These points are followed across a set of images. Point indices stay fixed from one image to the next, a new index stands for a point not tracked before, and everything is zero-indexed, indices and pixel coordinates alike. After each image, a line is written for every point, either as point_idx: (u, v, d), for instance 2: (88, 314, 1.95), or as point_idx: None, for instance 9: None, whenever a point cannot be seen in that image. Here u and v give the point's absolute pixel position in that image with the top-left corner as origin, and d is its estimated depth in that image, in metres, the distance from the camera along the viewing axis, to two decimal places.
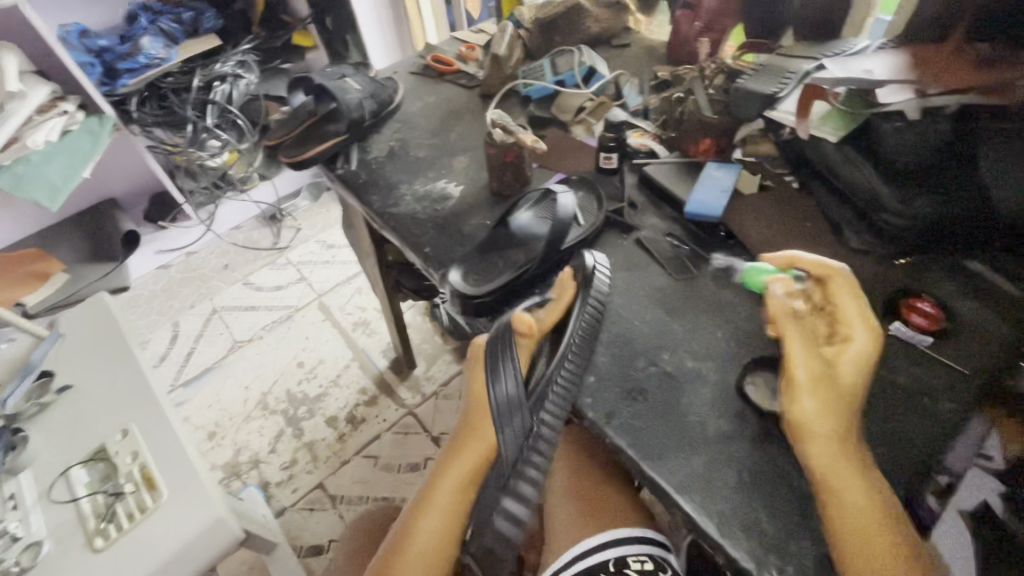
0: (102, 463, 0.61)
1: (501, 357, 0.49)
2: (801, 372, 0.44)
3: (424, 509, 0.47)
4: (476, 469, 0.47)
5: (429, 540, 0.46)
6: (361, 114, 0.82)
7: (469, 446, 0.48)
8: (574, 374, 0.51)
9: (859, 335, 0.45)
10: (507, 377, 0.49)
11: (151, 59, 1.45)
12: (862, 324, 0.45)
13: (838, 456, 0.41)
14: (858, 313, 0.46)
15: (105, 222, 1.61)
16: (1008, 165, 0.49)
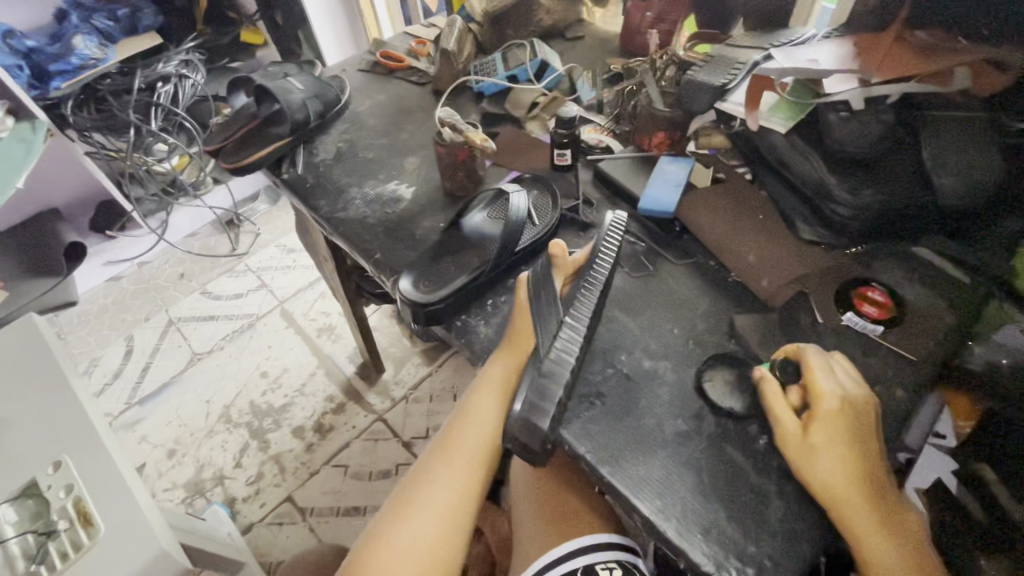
0: (33, 499, 0.58)
1: (542, 276, 0.52)
2: (790, 423, 0.44)
3: (467, 416, 0.51)
4: (498, 413, 0.51)
5: (473, 441, 0.50)
6: (306, 116, 0.78)
7: (493, 398, 0.51)
8: (600, 278, 0.50)
9: (827, 393, 0.44)
10: (547, 291, 0.51)
11: (84, 60, 1.36)
12: (831, 384, 0.44)
13: (844, 482, 0.40)
14: (824, 375, 0.45)
15: (44, 233, 1.50)
16: (948, 153, 0.51)
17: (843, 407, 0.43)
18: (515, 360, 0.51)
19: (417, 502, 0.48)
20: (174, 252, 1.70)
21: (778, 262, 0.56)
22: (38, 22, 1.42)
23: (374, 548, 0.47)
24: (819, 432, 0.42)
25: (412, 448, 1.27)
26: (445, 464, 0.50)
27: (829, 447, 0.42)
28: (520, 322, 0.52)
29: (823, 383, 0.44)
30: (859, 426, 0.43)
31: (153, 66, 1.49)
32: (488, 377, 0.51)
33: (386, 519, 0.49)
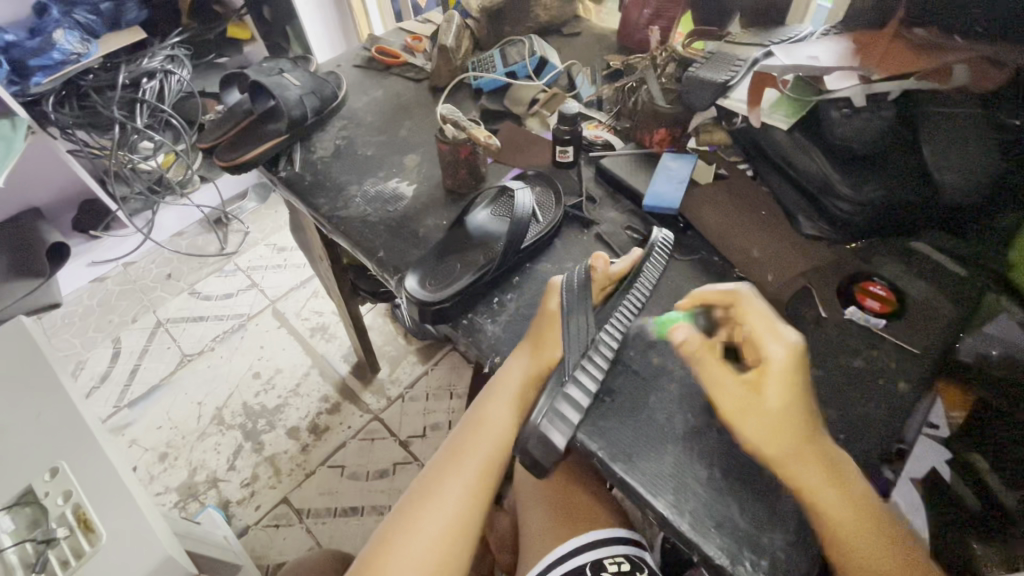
0: (30, 506, 0.56)
1: (581, 282, 0.52)
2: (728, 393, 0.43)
3: (480, 420, 0.51)
4: (514, 416, 0.51)
5: (485, 445, 0.50)
6: (302, 112, 0.76)
7: (507, 405, 0.51)
8: (633, 309, 0.54)
9: (775, 353, 0.43)
10: (581, 305, 0.51)
11: (65, 55, 1.31)
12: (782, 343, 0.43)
13: (796, 441, 0.41)
14: (772, 335, 0.44)
15: (25, 233, 1.46)
16: (948, 149, 0.51)
17: (793, 366, 0.42)
18: (533, 370, 0.51)
19: (426, 507, 0.48)
20: (161, 252, 1.67)
21: (781, 256, 0.58)
22: (12, 15, 1.34)
23: (383, 549, 0.47)
24: (775, 393, 0.42)
25: (409, 447, 1.26)
26: (456, 468, 0.50)
27: (786, 409, 0.41)
28: (548, 327, 0.51)
29: (771, 345, 0.43)
30: (805, 381, 0.42)
31: (137, 61, 1.44)
32: (504, 383, 0.51)
33: (397, 519, 0.49)
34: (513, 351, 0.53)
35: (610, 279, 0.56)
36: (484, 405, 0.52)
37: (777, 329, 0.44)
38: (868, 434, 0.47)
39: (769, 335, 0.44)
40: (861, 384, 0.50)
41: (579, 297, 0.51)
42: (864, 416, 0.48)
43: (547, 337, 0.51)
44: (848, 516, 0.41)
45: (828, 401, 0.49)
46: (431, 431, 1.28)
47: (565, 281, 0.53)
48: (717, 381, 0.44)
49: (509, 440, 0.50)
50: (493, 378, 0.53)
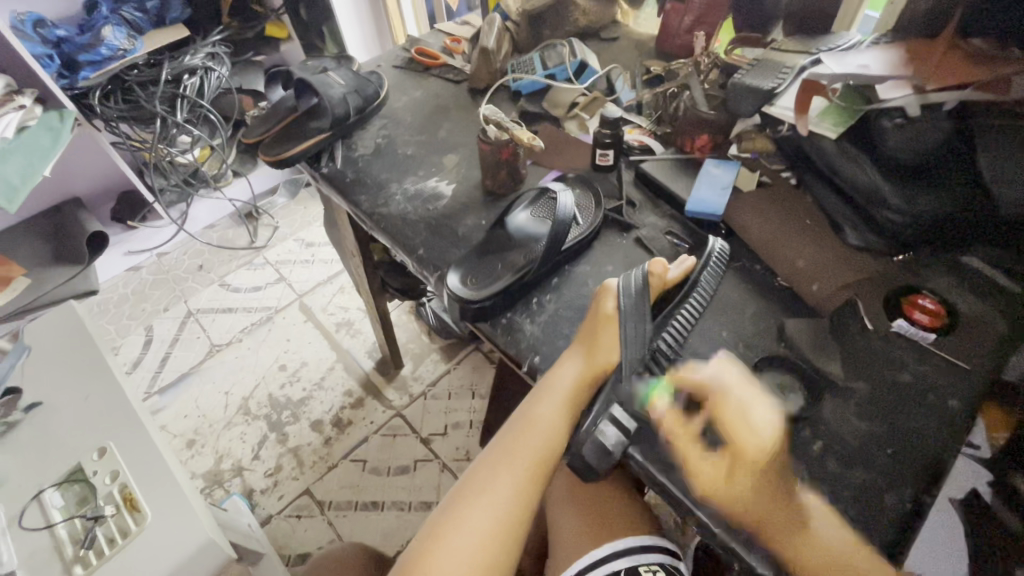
0: (79, 485, 0.58)
1: (637, 291, 0.53)
2: (712, 469, 0.42)
3: (531, 419, 0.51)
4: (565, 417, 0.50)
5: (535, 444, 0.50)
6: (345, 110, 0.78)
7: (557, 407, 0.50)
8: (688, 321, 0.54)
9: (751, 445, 0.43)
10: (637, 313, 0.51)
11: (113, 51, 1.35)
12: (761, 436, 0.43)
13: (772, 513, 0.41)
14: (750, 429, 0.43)
15: (67, 221, 1.51)
16: (1009, 161, 0.50)
17: (767, 454, 0.43)
18: (587, 373, 0.50)
19: (474, 504, 0.48)
20: (193, 243, 1.71)
21: (828, 267, 0.56)
22: (68, 13, 1.41)
23: (430, 546, 0.47)
24: (746, 480, 0.41)
25: (431, 445, 1.27)
26: (504, 468, 0.49)
27: (753, 493, 0.41)
28: (602, 330, 0.51)
29: (751, 437, 0.43)
30: (776, 471, 0.43)
31: (180, 57, 1.48)
32: (554, 384, 0.51)
33: (446, 512, 0.49)
34: (564, 353, 0.52)
35: (665, 287, 0.55)
36: (531, 405, 0.51)
37: (754, 415, 0.44)
38: (912, 448, 0.46)
39: (744, 425, 0.43)
40: (908, 399, 0.49)
41: (638, 304, 0.52)
42: (910, 433, 0.47)
43: (602, 341, 0.51)
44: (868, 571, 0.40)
45: (873, 415, 0.48)
46: (453, 430, 1.29)
47: (622, 285, 0.53)
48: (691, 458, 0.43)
49: (558, 443, 0.50)
50: (542, 379, 0.52)
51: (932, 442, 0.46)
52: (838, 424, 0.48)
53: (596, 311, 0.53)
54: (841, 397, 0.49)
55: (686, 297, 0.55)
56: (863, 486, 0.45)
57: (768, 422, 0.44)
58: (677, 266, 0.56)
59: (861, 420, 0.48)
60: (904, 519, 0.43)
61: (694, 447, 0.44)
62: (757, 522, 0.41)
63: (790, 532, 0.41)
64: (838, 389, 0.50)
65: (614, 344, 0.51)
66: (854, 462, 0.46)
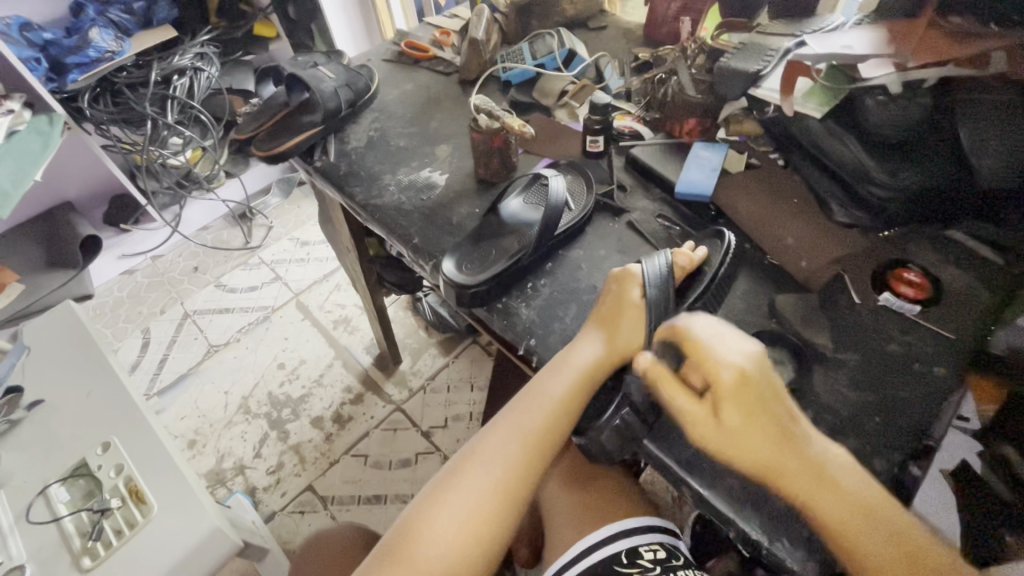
0: (84, 479, 0.59)
1: (665, 280, 0.52)
2: (692, 403, 0.43)
3: (539, 393, 0.50)
4: (575, 398, 0.50)
5: (541, 417, 0.50)
6: (337, 104, 0.78)
7: (570, 384, 0.50)
8: (708, 309, 0.54)
9: (723, 373, 0.42)
10: (661, 305, 0.51)
11: (101, 53, 1.34)
12: (731, 362, 0.42)
13: (775, 453, 0.41)
14: (720, 360, 0.43)
15: (60, 226, 1.51)
16: (989, 135, 0.51)
17: (741, 386, 0.42)
18: (605, 358, 0.51)
19: (476, 471, 0.49)
20: (188, 245, 1.71)
21: (815, 244, 0.57)
22: (52, 15, 1.40)
23: (429, 510, 0.48)
24: (733, 416, 0.41)
25: (431, 438, 1.28)
26: (508, 439, 0.50)
27: (745, 428, 0.41)
28: (625, 315, 0.51)
29: (722, 370, 0.42)
30: (765, 404, 0.42)
31: (169, 58, 1.47)
32: (569, 363, 0.51)
33: (446, 477, 0.50)
34: (584, 332, 0.52)
35: (685, 273, 0.55)
36: (542, 380, 0.51)
37: (723, 348, 0.43)
38: (899, 418, 0.48)
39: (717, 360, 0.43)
40: (897, 368, 0.50)
41: (663, 296, 0.51)
42: (897, 400, 0.49)
43: (623, 327, 0.51)
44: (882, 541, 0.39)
45: (862, 384, 0.50)
46: (453, 422, 1.30)
47: (647, 273, 0.52)
48: (677, 405, 0.43)
49: (565, 420, 0.50)
50: (558, 354, 0.52)
51: (921, 408, 0.48)
52: (828, 395, 0.49)
53: (620, 296, 0.52)
54: (831, 368, 0.51)
55: (708, 286, 0.53)
56: (851, 453, 0.46)
57: (744, 353, 0.43)
58: (696, 253, 0.56)
59: (850, 389, 0.49)
60: (891, 487, 0.44)
61: (677, 391, 0.44)
62: (770, 467, 0.41)
63: (798, 469, 0.41)
64: (828, 361, 0.51)
65: (635, 333, 0.51)
66: (843, 431, 0.47)
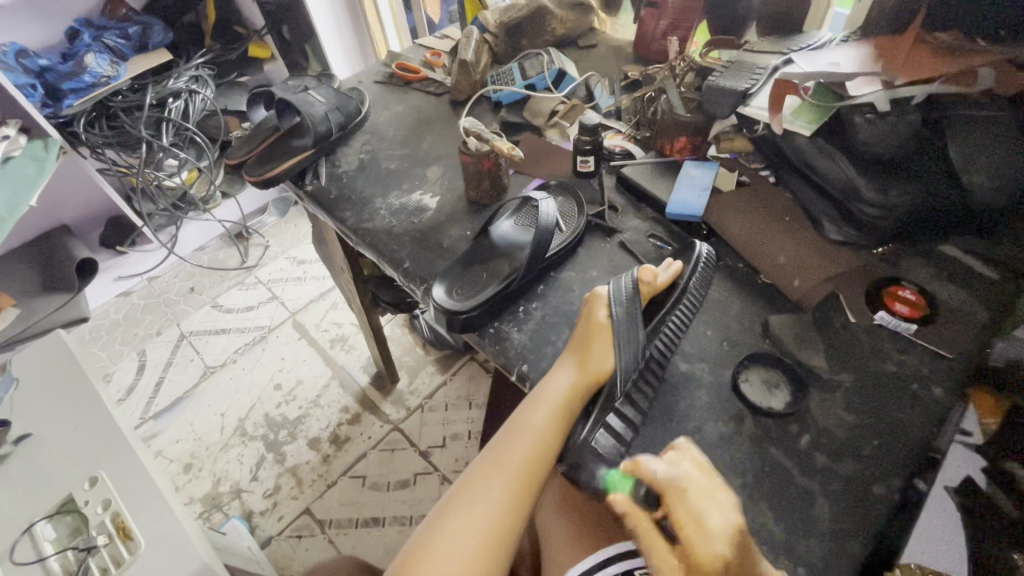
0: (71, 515, 0.58)
1: (629, 297, 0.52)
2: (668, 562, 0.38)
3: (523, 428, 0.49)
4: (558, 426, 0.49)
5: (527, 452, 0.48)
6: (328, 128, 0.78)
7: (549, 415, 0.49)
8: (686, 321, 0.53)
9: (705, 552, 0.37)
10: (630, 320, 0.50)
11: (97, 78, 1.36)
12: (715, 543, 0.37)
13: None
14: (701, 532, 0.38)
15: (56, 249, 1.50)
16: (977, 153, 0.51)
17: (721, 573, 0.36)
18: (581, 382, 0.49)
19: (463, 513, 0.47)
20: (184, 266, 1.70)
21: (811, 262, 0.57)
22: (48, 42, 1.42)
23: (419, 557, 0.46)
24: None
25: (429, 458, 1.26)
26: (493, 478, 0.48)
27: None
28: (596, 335, 0.51)
29: (699, 543, 0.37)
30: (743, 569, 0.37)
31: (164, 81, 1.48)
32: (546, 392, 0.50)
33: (435, 522, 0.48)
34: (558, 360, 0.51)
35: (656, 291, 0.55)
36: (525, 413, 0.50)
37: (708, 519, 0.38)
38: (901, 439, 0.47)
39: (698, 534, 0.38)
40: (894, 390, 0.49)
41: (630, 312, 0.51)
42: (898, 422, 0.48)
43: (594, 349, 0.50)
44: None
45: (860, 407, 0.49)
46: (451, 441, 1.28)
47: (613, 293, 0.52)
48: (650, 556, 0.39)
49: (549, 452, 0.48)
50: (536, 387, 0.52)
51: (924, 431, 0.47)
52: (826, 418, 0.48)
53: (588, 320, 0.52)
54: (827, 390, 0.50)
55: (679, 299, 0.54)
56: (852, 478, 0.45)
57: (724, 526, 0.38)
58: (665, 270, 0.55)
59: (848, 412, 0.48)
60: (894, 511, 0.43)
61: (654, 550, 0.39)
62: None
63: None
64: (823, 383, 0.50)
65: (607, 353, 0.50)
66: (843, 456, 0.46)
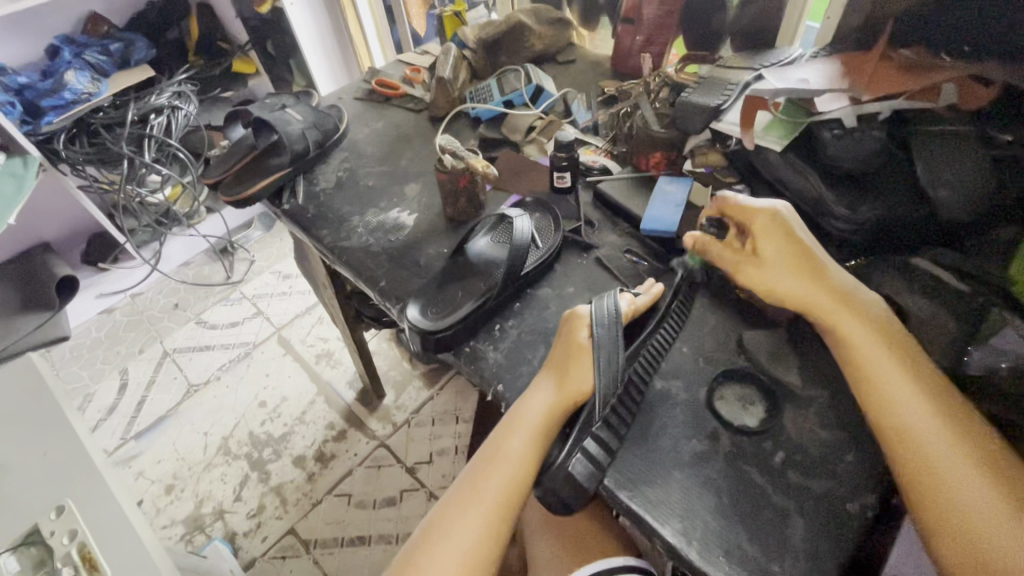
0: (35, 547, 0.56)
1: (611, 315, 0.51)
2: (761, 220, 0.52)
3: (500, 454, 0.49)
4: (535, 454, 0.48)
5: (503, 478, 0.48)
6: (305, 146, 0.78)
7: (527, 441, 0.48)
8: (664, 340, 0.54)
9: (760, 219, 0.52)
10: (612, 341, 0.49)
11: (77, 95, 1.35)
12: (763, 211, 0.52)
13: (804, 284, 0.49)
14: (752, 210, 0.53)
15: (36, 268, 1.48)
16: (941, 168, 0.52)
17: (775, 225, 0.51)
18: (558, 407, 0.49)
19: (438, 545, 0.46)
20: (168, 282, 1.68)
21: None
22: (28, 58, 1.41)
23: None
24: (771, 247, 0.51)
25: (416, 474, 1.25)
26: (470, 508, 0.47)
27: (779, 258, 0.50)
28: (579, 357, 0.50)
29: (757, 216, 0.52)
30: (794, 236, 0.51)
31: (146, 98, 1.47)
32: (524, 417, 0.49)
33: (411, 554, 0.47)
34: (537, 382, 0.51)
35: (636, 312, 0.55)
36: (502, 439, 0.49)
37: (757, 203, 0.53)
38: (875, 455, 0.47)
39: (750, 213, 0.53)
40: None
41: (610, 334, 0.50)
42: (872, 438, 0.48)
43: (573, 370, 0.50)
44: (922, 413, 0.42)
45: (834, 423, 0.49)
46: (438, 457, 1.27)
47: (594, 313, 0.51)
48: (721, 259, 0.54)
49: (525, 480, 0.48)
50: (513, 412, 0.51)
51: None
52: (800, 435, 0.48)
53: (569, 341, 0.52)
54: (800, 406, 0.50)
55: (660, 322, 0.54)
56: (825, 495, 0.45)
57: (776, 205, 0.53)
58: (646, 294, 0.56)
59: (821, 428, 0.49)
60: (871, 527, 0.43)
61: (722, 249, 0.54)
62: (795, 296, 0.49)
63: (842, 309, 0.47)
64: (797, 399, 0.51)
65: (586, 375, 0.49)
66: (817, 473, 0.46)
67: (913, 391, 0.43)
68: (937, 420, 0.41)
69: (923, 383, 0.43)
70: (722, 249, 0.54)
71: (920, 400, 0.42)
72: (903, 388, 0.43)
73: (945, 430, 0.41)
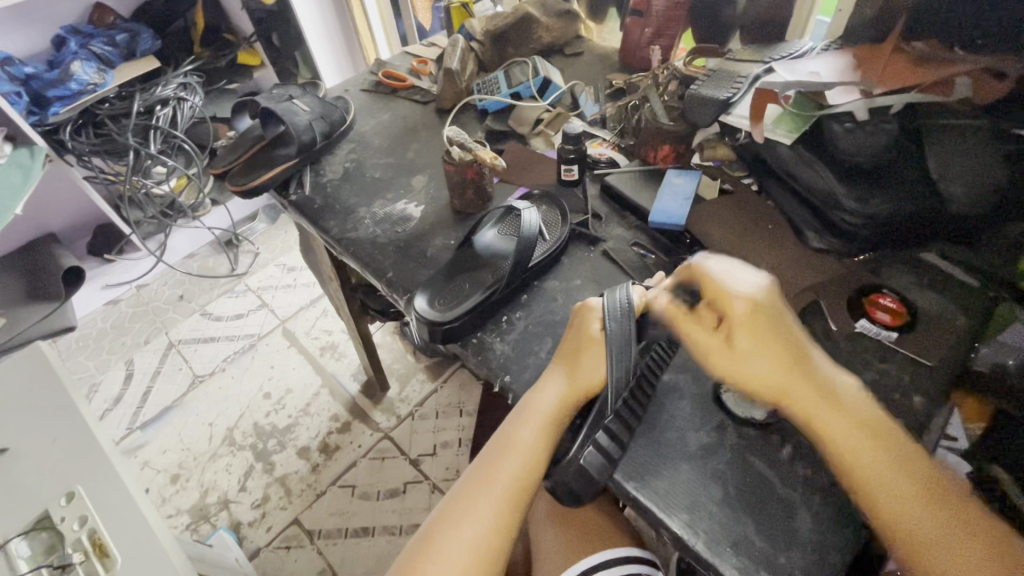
0: (47, 532, 0.56)
1: (623, 308, 0.51)
2: (738, 307, 0.45)
3: (510, 446, 0.49)
4: (546, 445, 0.48)
5: (513, 470, 0.48)
6: (312, 137, 0.78)
7: (538, 432, 0.49)
8: (673, 332, 0.54)
9: (735, 305, 0.46)
10: (625, 334, 0.49)
11: (83, 86, 1.35)
12: (740, 294, 0.46)
13: (783, 379, 0.44)
14: (728, 293, 0.46)
15: (42, 259, 1.48)
16: (954, 163, 0.52)
17: (752, 314, 0.45)
18: (569, 398, 0.49)
19: (449, 535, 0.46)
20: (173, 274, 1.68)
21: (791, 273, 0.58)
22: (35, 50, 1.42)
23: None
24: (747, 340, 0.45)
25: (420, 466, 1.25)
26: (481, 498, 0.47)
27: (755, 352, 0.44)
28: (590, 349, 0.50)
29: (733, 302, 0.46)
30: (773, 324, 0.45)
31: (152, 89, 1.46)
32: (535, 408, 0.50)
33: (421, 544, 0.47)
34: (548, 373, 0.52)
35: None
36: (512, 430, 0.50)
37: (733, 283, 0.47)
38: None
39: (724, 296, 0.47)
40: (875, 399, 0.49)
41: (623, 326, 0.50)
42: None
43: (584, 362, 0.50)
44: (921, 520, 0.39)
45: None
46: (441, 449, 1.27)
47: (606, 305, 0.51)
48: (690, 338, 0.48)
49: (536, 471, 0.48)
50: (523, 403, 0.51)
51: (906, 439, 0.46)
52: None
53: (580, 332, 0.52)
54: None
55: None
56: (833, 488, 0.45)
57: (753, 286, 0.47)
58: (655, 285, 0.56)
59: None
60: None
61: (689, 326, 0.48)
62: (775, 390, 0.44)
63: (822, 405, 0.43)
64: None
65: (597, 366, 0.50)
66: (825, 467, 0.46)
67: (909, 499, 0.39)
68: (937, 524, 0.38)
69: (917, 484, 0.40)
70: (688, 324, 0.48)
71: (916, 508, 0.39)
72: (899, 494, 0.39)
73: (956, 547, 0.38)
